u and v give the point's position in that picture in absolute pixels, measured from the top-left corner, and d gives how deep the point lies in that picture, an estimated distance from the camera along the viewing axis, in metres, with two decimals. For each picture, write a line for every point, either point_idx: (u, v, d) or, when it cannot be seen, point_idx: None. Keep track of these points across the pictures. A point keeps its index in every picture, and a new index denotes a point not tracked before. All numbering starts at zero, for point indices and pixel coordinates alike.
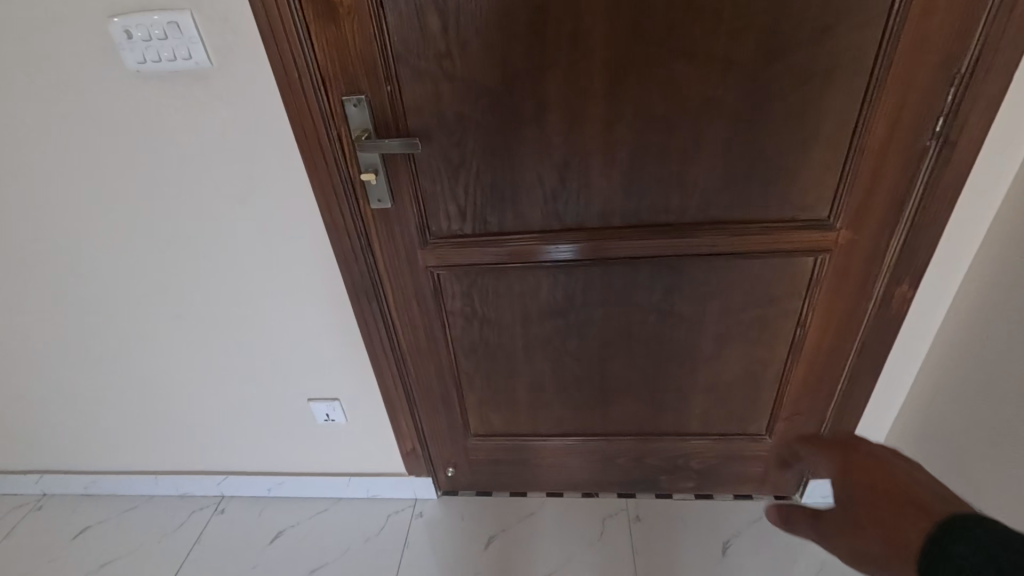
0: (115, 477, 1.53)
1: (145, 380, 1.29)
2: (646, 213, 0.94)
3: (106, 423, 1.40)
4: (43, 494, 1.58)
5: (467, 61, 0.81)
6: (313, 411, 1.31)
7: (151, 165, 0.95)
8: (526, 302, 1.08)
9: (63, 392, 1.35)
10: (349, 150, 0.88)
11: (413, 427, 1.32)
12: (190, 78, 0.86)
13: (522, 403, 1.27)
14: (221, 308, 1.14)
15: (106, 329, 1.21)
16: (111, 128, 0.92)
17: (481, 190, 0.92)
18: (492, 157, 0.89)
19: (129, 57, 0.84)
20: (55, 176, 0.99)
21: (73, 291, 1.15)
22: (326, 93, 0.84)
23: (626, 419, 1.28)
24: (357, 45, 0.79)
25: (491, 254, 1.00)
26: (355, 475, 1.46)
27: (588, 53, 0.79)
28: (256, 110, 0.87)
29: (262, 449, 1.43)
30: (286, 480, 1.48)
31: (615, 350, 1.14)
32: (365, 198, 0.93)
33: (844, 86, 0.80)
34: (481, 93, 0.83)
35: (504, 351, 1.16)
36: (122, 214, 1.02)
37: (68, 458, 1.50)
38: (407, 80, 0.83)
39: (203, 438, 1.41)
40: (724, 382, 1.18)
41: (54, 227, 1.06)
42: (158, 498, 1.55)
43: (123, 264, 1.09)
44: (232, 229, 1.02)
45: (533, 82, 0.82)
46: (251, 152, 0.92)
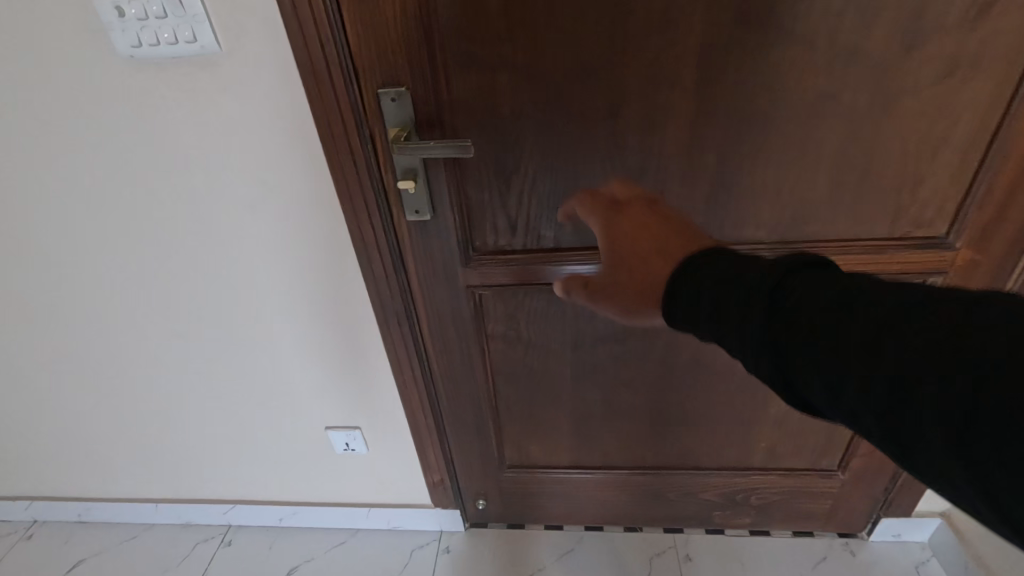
0: (112, 505, 1.40)
1: (145, 405, 1.17)
2: (730, 229, 0.79)
3: (102, 449, 1.27)
4: (33, 522, 1.45)
5: (530, 48, 0.66)
6: (332, 439, 1.18)
7: (150, 169, 0.82)
8: (579, 327, 0.94)
9: (52, 414, 1.22)
10: (384, 151, 0.74)
11: (443, 458, 1.18)
12: (194, 65, 0.72)
13: (565, 433, 1.13)
14: (229, 326, 1.01)
15: (99, 348, 1.08)
16: (100, 124, 0.78)
17: (537, 200, 0.78)
18: (552, 163, 0.75)
19: (121, 39, 0.70)
20: (38, 181, 0.85)
21: (63, 310, 1.02)
22: (358, 84, 0.68)
23: (680, 451, 1.14)
24: (399, 25, 0.64)
25: (543, 273, 0.86)
26: (376, 505, 1.32)
27: (680, 38, 0.64)
28: (274, 104, 0.74)
29: (274, 476, 1.29)
30: (301, 509, 1.35)
31: (676, 379, 1.01)
32: (401, 207, 0.79)
33: (991, 80, 0.65)
34: (545, 86, 0.69)
35: (550, 378, 1.03)
36: (117, 224, 0.89)
37: (59, 483, 1.37)
38: (457, 69, 0.67)
39: (209, 467, 1.29)
40: (797, 413, 1.05)
41: (37, 236, 0.92)
42: (160, 527, 1.42)
43: (118, 280, 0.96)
44: (245, 242, 0.89)
45: (610, 73, 0.67)
46: (267, 154, 0.79)
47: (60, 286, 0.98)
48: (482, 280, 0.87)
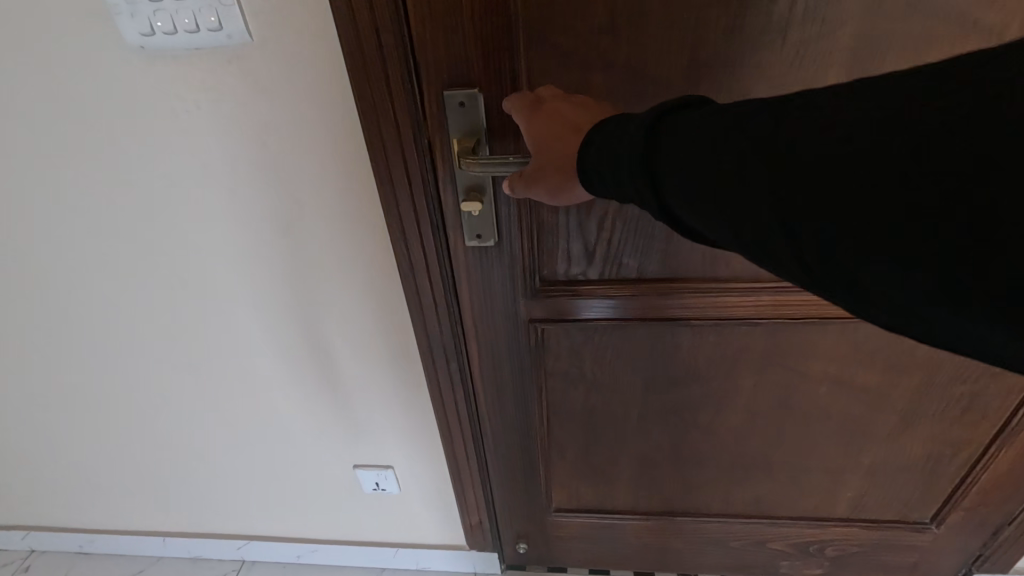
0: (120, 535, 1.32)
1: (162, 426, 1.09)
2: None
3: (111, 475, 1.20)
4: (32, 550, 1.36)
5: (636, 41, 0.52)
6: (361, 479, 1.15)
7: (175, 174, 0.75)
8: (654, 367, 0.81)
9: (55, 437, 1.13)
10: (444, 165, 0.61)
11: (483, 500, 1.06)
12: (219, 57, 0.66)
13: (622, 480, 1.00)
14: (259, 347, 0.95)
15: (111, 367, 1.00)
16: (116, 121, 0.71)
17: (621, 223, 0.66)
18: None
19: (129, 25, 0.63)
20: (52, 188, 0.78)
21: (76, 326, 0.95)
22: (419, 84, 0.55)
23: (751, 500, 1.02)
24: (474, 10, 0.51)
25: (619, 306, 0.74)
26: (403, 546, 1.26)
27: (830, 30, 0.51)
28: (314, 102, 0.68)
29: (296, 517, 1.25)
30: (322, 547, 1.30)
31: (759, 424, 0.88)
32: (459, 229, 0.67)
33: None
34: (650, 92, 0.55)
35: (614, 425, 0.90)
36: (138, 235, 0.82)
37: (61, 511, 1.29)
38: (544, 67, 0.54)
39: (228, 498, 1.23)
40: (892, 462, 0.92)
41: (42, 244, 0.84)
42: (168, 560, 1.35)
43: (137, 295, 0.89)
44: (279, 255, 0.83)
45: (735, 77, 0.54)
46: (306, 156, 0.73)
47: (68, 299, 0.91)
48: (545, 313, 0.75)
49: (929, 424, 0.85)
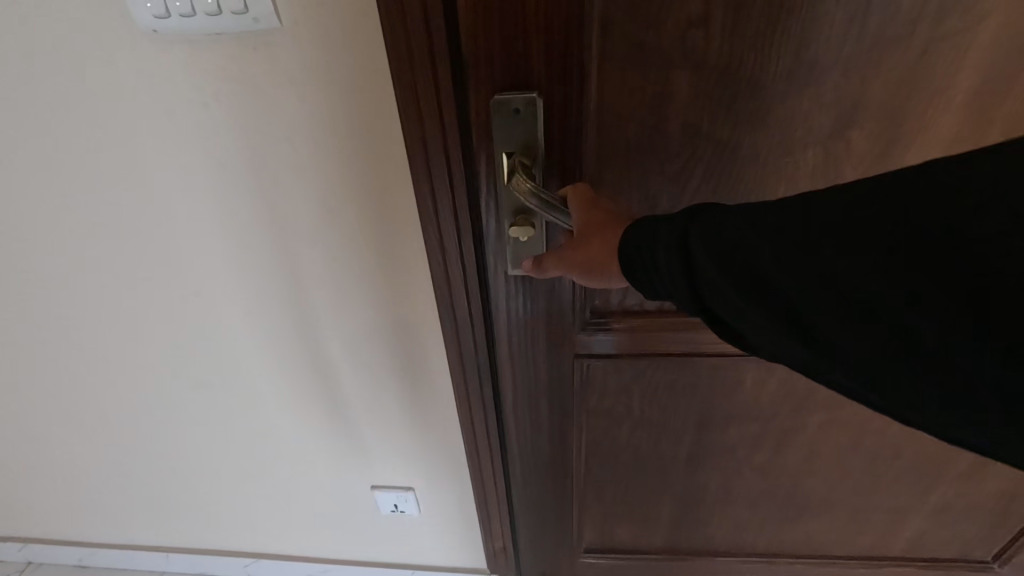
0: (121, 548, 1.27)
1: (166, 441, 1.03)
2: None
3: (112, 489, 1.13)
4: (29, 562, 1.31)
5: (736, 38, 0.43)
6: (379, 500, 1.10)
7: (190, 174, 0.68)
8: (710, 403, 0.73)
9: (50, 451, 1.07)
10: (488, 182, 0.52)
11: (509, 527, 0.95)
12: (244, 44, 0.58)
13: (664, 517, 0.92)
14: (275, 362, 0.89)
15: (111, 381, 0.94)
16: (125, 117, 0.64)
17: None
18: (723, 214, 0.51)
19: (141, 6, 0.56)
20: (52, 188, 0.71)
21: (78, 336, 0.88)
22: (466, 85, 0.46)
23: (800, 540, 0.93)
24: (541, 1, 0.42)
25: (676, 340, 0.67)
26: (419, 571, 1.24)
27: (968, 25, 0.43)
28: (349, 100, 0.62)
29: (308, 539, 1.21)
30: (333, 569, 1.25)
31: (821, 462, 0.80)
32: (503, 256, 0.58)
33: None
34: (747, 102, 0.46)
35: (660, 465, 0.82)
36: (146, 240, 0.75)
37: (59, 525, 1.23)
38: (616, 71, 0.45)
39: (235, 516, 1.17)
40: (964, 502, 0.84)
41: (38, 250, 0.78)
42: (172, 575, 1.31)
43: (144, 304, 0.82)
44: (299, 264, 0.76)
45: (849, 82, 0.45)
46: (335, 159, 0.66)
47: (68, 308, 0.84)
48: (595, 347, 0.68)
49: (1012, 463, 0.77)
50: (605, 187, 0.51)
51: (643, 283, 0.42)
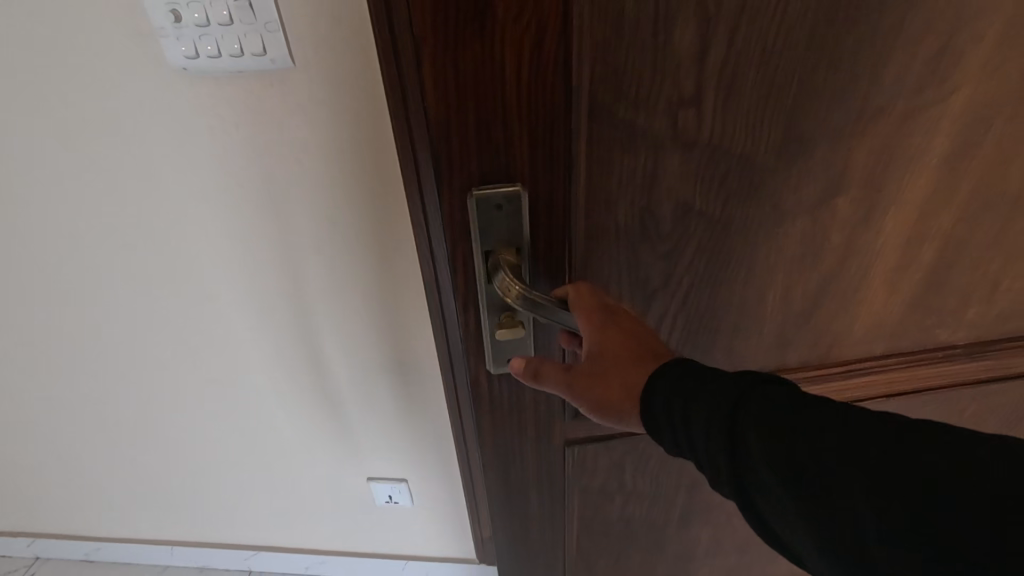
0: (124, 544, 1.30)
1: (171, 444, 1.06)
2: (931, 328, 0.61)
3: (117, 488, 1.17)
4: (36, 558, 1.35)
5: (726, 118, 0.43)
6: (373, 491, 1.12)
7: (204, 201, 0.70)
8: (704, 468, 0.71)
9: (54, 451, 1.10)
10: (462, 279, 0.45)
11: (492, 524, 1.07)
12: (261, 82, 0.60)
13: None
14: (278, 372, 0.92)
15: (118, 388, 0.96)
16: (138, 144, 0.66)
17: (682, 322, 0.54)
18: (714, 278, 0.52)
19: (174, 47, 0.58)
20: (69, 214, 0.73)
21: (91, 349, 0.90)
22: (438, 182, 0.40)
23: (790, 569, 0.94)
24: (519, 100, 0.38)
25: None
26: (413, 559, 1.27)
27: (941, 95, 0.45)
28: (353, 135, 0.64)
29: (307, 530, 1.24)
30: (331, 559, 1.28)
31: None
32: (480, 354, 0.50)
33: None
34: (738, 179, 0.46)
35: (652, 531, 0.79)
36: (158, 259, 0.77)
37: (64, 521, 1.26)
38: (602, 157, 0.43)
39: (236, 511, 1.20)
40: None
41: (52, 269, 0.80)
42: (174, 568, 1.34)
43: (155, 319, 0.85)
44: (302, 282, 0.79)
45: (836, 152, 0.46)
46: (336, 187, 0.68)
47: (76, 321, 0.86)
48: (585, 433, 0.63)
49: None
50: (594, 265, 0.49)
51: (667, 437, 0.41)
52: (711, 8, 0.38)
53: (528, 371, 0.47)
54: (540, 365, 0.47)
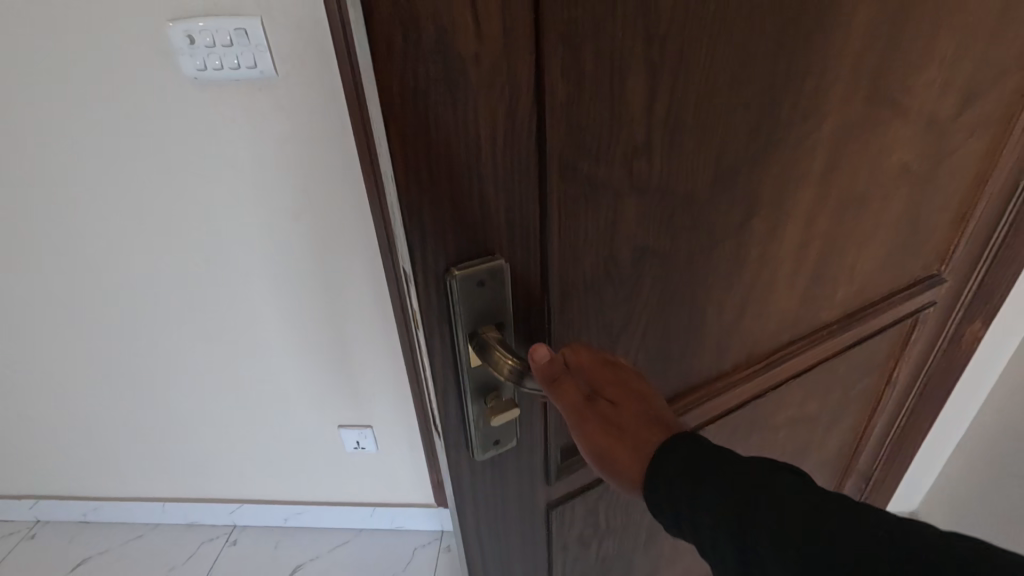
0: (120, 505, 1.76)
1: (189, 395, 1.49)
2: (815, 308, 0.84)
3: (125, 451, 1.63)
4: (34, 522, 1.79)
5: (669, 161, 0.49)
6: (344, 437, 1.59)
7: (217, 170, 1.11)
8: None
9: (105, 384, 1.48)
10: (444, 362, 0.47)
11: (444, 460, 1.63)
12: (248, 83, 1.02)
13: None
14: (269, 310, 1.33)
15: (146, 355, 1.41)
16: (187, 132, 1.07)
17: (642, 354, 0.60)
18: (667, 303, 0.58)
19: (189, 62, 0.99)
20: (126, 187, 1.14)
21: (131, 294, 1.30)
22: (417, 272, 0.41)
23: None
24: (493, 167, 0.40)
25: None
26: (379, 506, 1.78)
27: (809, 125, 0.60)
28: (313, 112, 1.05)
29: (293, 478, 1.70)
30: (306, 509, 1.78)
31: None
32: (463, 441, 0.52)
33: (984, 148, 0.84)
34: (677, 209, 0.52)
35: (624, 561, 0.82)
36: (187, 218, 1.18)
37: (106, 452, 1.63)
38: (571, 212, 0.46)
39: (228, 462, 1.66)
40: (821, 452, 1.19)
41: (109, 233, 1.21)
42: (164, 526, 1.79)
43: (179, 262, 1.24)
44: (291, 228, 1.20)
45: (752, 174, 0.58)
46: (310, 152, 1.10)
47: (125, 280, 1.28)
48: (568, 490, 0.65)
49: (844, 413, 1.14)
50: (568, 315, 0.52)
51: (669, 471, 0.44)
52: (656, 61, 0.43)
53: (550, 373, 0.46)
54: (563, 373, 0.46)
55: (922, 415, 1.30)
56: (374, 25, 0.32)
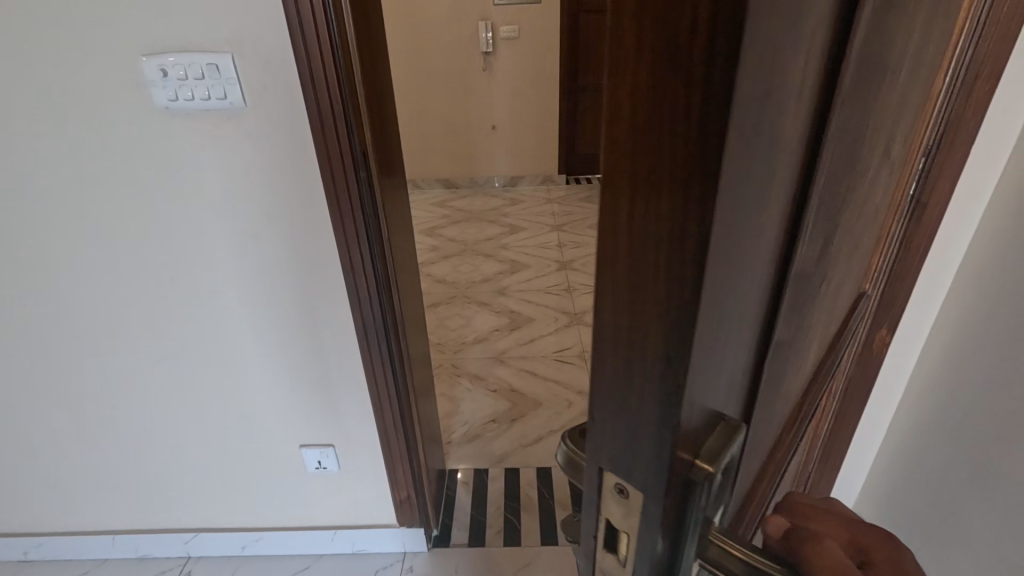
0: (66, 540, 1.69)
1: (142, 417, 1.48)
2: (822, 349, 0.82)
3: (70, 478, 1.59)
4: None
5: (808, 238, 0.44)
6: (306, 458, 1.57)
7: (187, 191, 1.19)
8: None
9: (55, 408, 1.47)
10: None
11: (408, 475, 1.59)
12: (218, 114, 1.12)
13: None
14: (227, 326, 1.35)
15: (97, 374, 1.41)
16: (160, 154, 1.16)
17: (757, 455, 0.54)
18: (774, 390, 0.53)
19: (161, 93, 1.09)
20: (96, 206, 1.21)
21: (92, 313, 1.33)
22: (671, 474, 0.32)
23: None
24: (737, 290, 0.32)
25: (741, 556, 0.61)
26: (340, 529, 1.70)
27: (863, 169, 0.58)
28: (278, 137, 1.15)
29: (252, 502, 1.65)
30: (264, 536, 1.70)
31: None
32: None
33: (898, 167, 0.86)
34: (800, 288, 0.48)
35: None
36: (152, 237, 1.24)
37: (56, 481, 1.59)
38: (753, 324, 0.39)
39: (182, 487, 1.61)
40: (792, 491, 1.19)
41: (77, 253, 1.26)
42: (114, 560, 1.71)
43: (143, 281, 1.29)
44: (253, 247, 1.26)
45: (834, 231, 0.54)
46: (273, 176, 1.18)
47: (86, 298, 1.31)
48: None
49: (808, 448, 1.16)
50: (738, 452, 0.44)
51: None
52: (825, 133, 0.38)
53: None
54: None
55: (845, 437, 1.31)
56: (702, 77, 0.22)
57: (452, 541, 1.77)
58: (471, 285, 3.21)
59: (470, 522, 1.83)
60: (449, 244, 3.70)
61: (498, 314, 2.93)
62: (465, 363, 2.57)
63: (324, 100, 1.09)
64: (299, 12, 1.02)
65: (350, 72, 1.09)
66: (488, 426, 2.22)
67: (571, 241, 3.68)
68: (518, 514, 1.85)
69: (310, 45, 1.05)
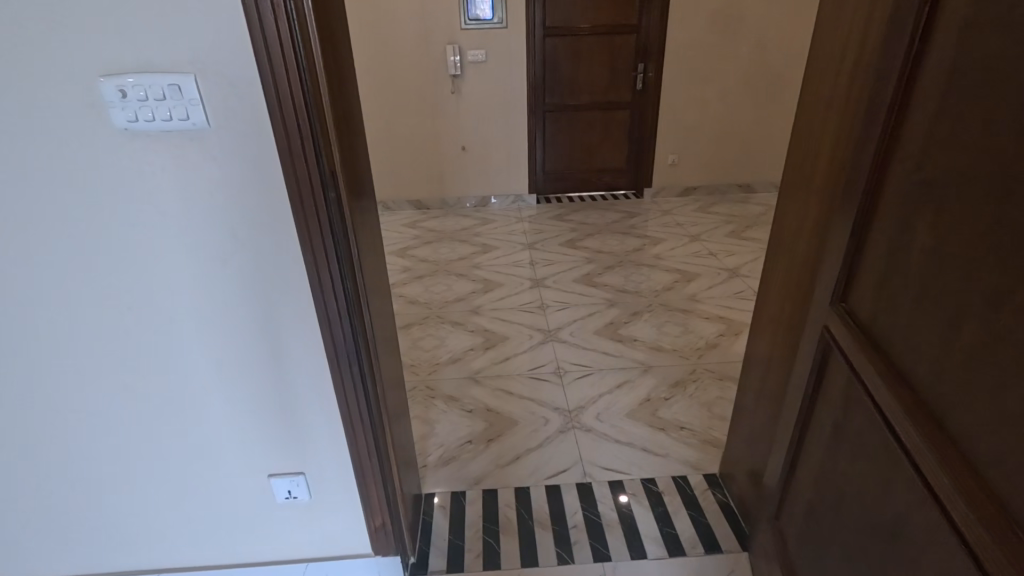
0: None
1: (102, 452, 1.42)
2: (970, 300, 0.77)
3: (27, 518, 1.51)
4: None
5: None
6: (276, 488, 1.52)
7: (148, 214, 1.15)
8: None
9: (9, 446, 1.39)
10: None
11: (383, 501, 1.54)
12: (181, 135, 1.09)
13: None
14: (191, 353, 1.30)
15: (53, 408, 1.35)
16: (119, 176, 1.11)
17: None
18: None
19: (120, 114, 1.05)
20: (51, 232, 1.16)
21: (47, 344, 1.27)
22: None
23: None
24: None
25: None
26: (311, 562, 1.65)
27: None
28: (244, 159, 1.11)
29: (218, 536, 1.59)
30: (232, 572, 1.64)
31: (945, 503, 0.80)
32: None
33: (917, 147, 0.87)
34: None
35: None
36: (111, 262, 1.19)
37: (10, 522, 1.51)
38: None
39: (144, 524, 1.54)
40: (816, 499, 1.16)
41: (29, 282, 1.20)
42: None
43: (103, 309, 1.24)
44: (218, 269, 1.21)
45: None
46: (238, 198, 1.15)
47: (39, 327, 1.25)
48: None
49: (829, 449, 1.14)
50: None
51: None
52: None
53: None
54: None
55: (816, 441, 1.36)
56: None
57: (431, 568, 1.72)
58: (444, 305, 3.18)
59: (448, 547, 1.78)
60: (421, 264, 3.67)
61: (472, 334, 2.90)
62: (440, 384, 2.53)
63: (291, 117, 1.07)
64: (263, 32, 1.00)
65: (316, 87, 1.06)
66: (464, 448, 2.18)
67: (544, 259, 3.67)
68: (497, 536, 1.81)
69: (275, 62, 1.02)
